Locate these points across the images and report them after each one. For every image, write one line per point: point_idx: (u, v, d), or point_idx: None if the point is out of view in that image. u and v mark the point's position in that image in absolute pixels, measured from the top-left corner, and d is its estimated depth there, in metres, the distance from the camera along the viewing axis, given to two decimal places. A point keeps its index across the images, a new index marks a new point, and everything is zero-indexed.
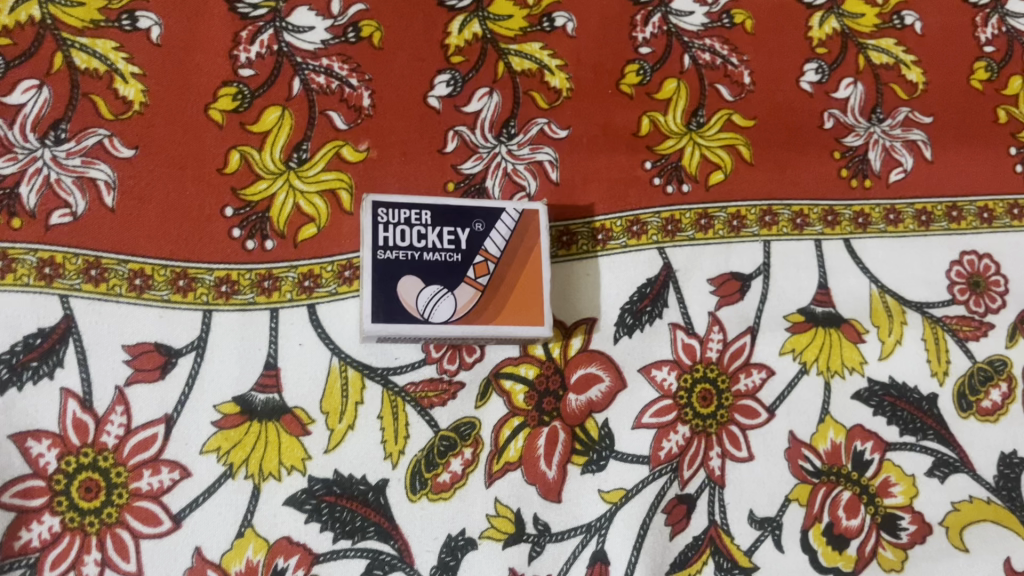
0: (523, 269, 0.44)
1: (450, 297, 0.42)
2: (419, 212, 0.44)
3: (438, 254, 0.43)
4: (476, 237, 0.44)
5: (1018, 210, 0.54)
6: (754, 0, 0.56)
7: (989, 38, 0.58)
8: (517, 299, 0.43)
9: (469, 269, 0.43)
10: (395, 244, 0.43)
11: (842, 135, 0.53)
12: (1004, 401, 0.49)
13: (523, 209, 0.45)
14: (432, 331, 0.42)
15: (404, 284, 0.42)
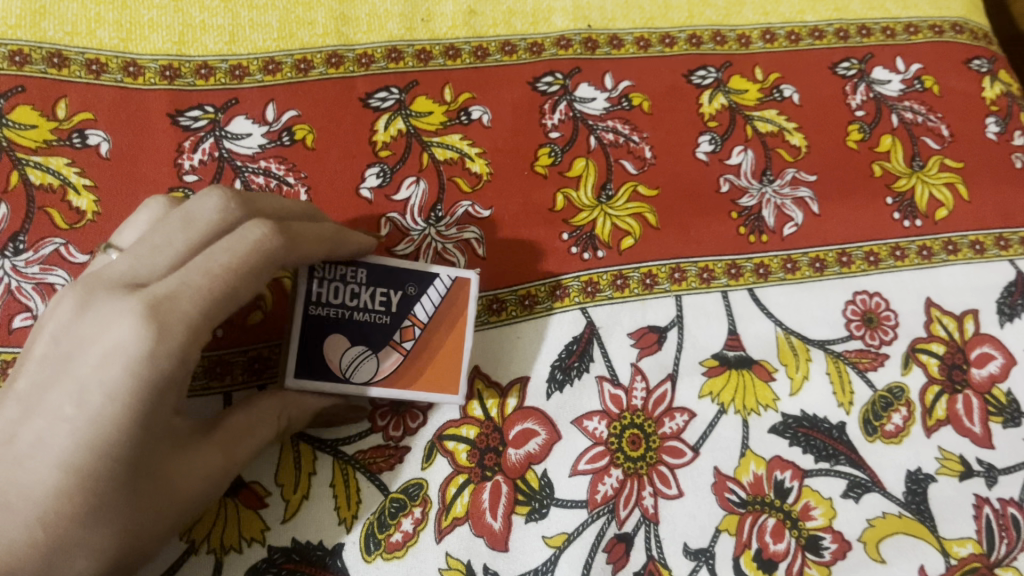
0: (449, 336, 0.47)
1: (373, 359, 0.46)
2: (355, 271, 0.46)
3: (368, 313, 0.46)
4: (408, 300, 0.47)
5: (900, 252, 0.60)
6: (649, 84, 0.62)
7: (860, 104, 0.65)
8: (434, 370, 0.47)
9: (396, 332, 0.46)
10: (328, 301, 0.45)
11: (737, 197, 0.59)
12: (905, 423, 0.54)
13: (455, 277, 0.48)
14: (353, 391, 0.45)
15: (331, 342, 0.45)
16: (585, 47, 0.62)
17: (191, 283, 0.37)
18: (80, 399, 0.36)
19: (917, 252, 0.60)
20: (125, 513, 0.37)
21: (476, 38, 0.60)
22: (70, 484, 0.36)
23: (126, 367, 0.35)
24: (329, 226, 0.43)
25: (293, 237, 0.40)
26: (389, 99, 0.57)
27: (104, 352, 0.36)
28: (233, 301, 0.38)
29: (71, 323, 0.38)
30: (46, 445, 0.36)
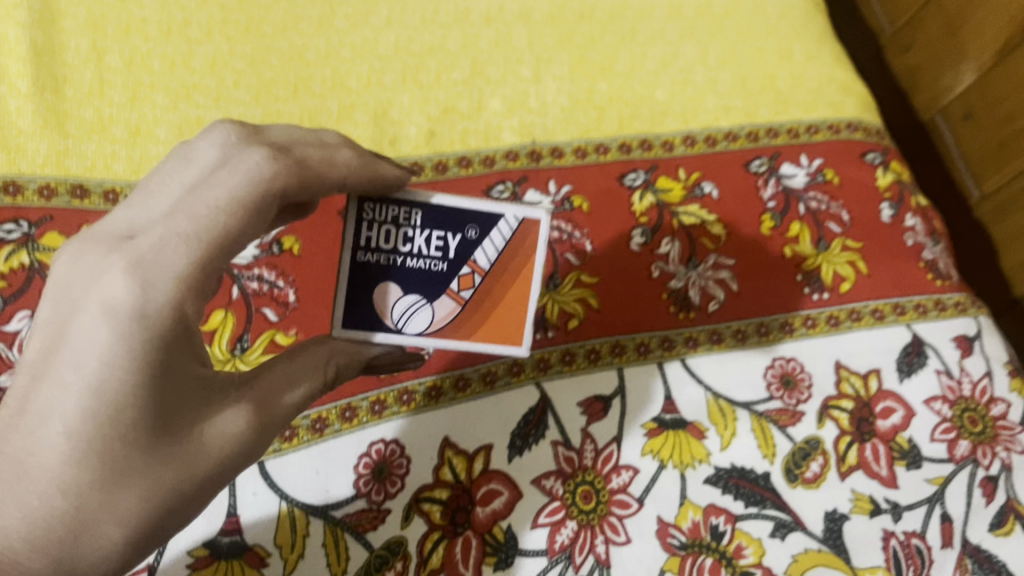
0: (514, 285, 0.50)
1: (427, 309, 0.49)
2: (409, 212, 0.48)
3: (422, 258, 0.48)
4: (466, 244, 0.49)
5: (811, 321, 0.69)
6: (588, 188, 0.72)
7: (771, 195, 0.75)
8: (496, 320, 0.50)
9: (454, 279, 0.49)
10: (378, 246, 0.48)
11: (668, 281, 0.69)
12: (822, 469, 0.63)
13: (520, 218, 0.49)
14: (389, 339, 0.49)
15: (383, 289, 0.48)
16: (531, 158, 0.73)
17: (173, 232, 0.39)
18: (73, 364, 0.37)
19: (826, 321, 0.70)
20: (149, 475, 0.38)
21: (437, 154, 0.71)
22: (81, 451, 0.37)
23: (113, 329, 0.37)
24: (345, 156, 0.46)
25: (293, 164, 0.43)
26: None
27: (83, 319, 0.38)
28: (231, 237, 0.40)
29: (65, 279, 0.39)
30: (53, 413, 0.37)
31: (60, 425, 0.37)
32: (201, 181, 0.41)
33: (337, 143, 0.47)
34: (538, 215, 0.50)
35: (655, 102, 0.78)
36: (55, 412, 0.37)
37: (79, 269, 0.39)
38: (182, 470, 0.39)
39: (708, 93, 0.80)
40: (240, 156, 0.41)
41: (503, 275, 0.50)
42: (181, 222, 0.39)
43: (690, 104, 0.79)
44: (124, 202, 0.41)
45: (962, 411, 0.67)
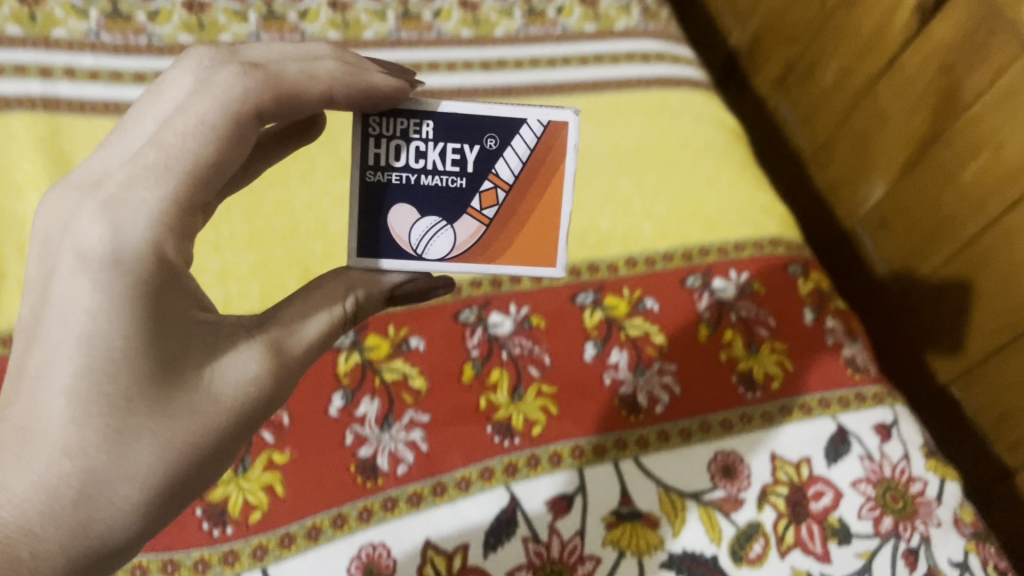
0: (541, 198, 0.58)
1: (450, 230, 0.57)
2: (421, 128, 0.56)
3: (438, 176, 0.56)
4: (484, 153, 0.56)
5: (747, 417, 0.78)
6: (544, 309, 0.82)
7: (706, 306, 0.85)
8: (532, 228, 0.58)
9: (476, 196, 0.57)
10: (392, 164, 0.56)
11: (618, 387, 0.78)
12: (763, 550, 0.71)
13: (545, 121, 0.57)
14: (404, 266, 0.58)
15: (402, 213, 0.57)
16: (493, 286, 0.82)
17: (146, 161, 0.46)
18: (62, 323, 0.43)
19: (761, 416, 0.79)
20: (153, 426, 0.44)
21: None
22: (79, 408, 0.43)
23: (94, 276, 0.44)
24: (325, 66, 0.54)
25: (270, 75, 0.51)
26: (346, 339, 0.75)
27: (75, 269, 0.44)
28: (216, 157, 0.48)
29: (55, 238, 0.46)
30: (51, 371, 0.43)
31: (61, 381, 0.43)
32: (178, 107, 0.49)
33: (318, 57, 0.55)
34: (565, 117, 0.57)
35: (600, 230, 0.89)
36: (55, 369, 0.43)
37: (60, 229, 0.46)
38: (196, 411, 0.46)
39: (645, 220, 0.91)
40: (221, 75, 0.50)
41: (529, 189, 0.57)
42: (153, 157, 0.47)
43: (631, 230, 0.89)
44: (110, 158, 0.50)
45: (885, 490, 0.75)
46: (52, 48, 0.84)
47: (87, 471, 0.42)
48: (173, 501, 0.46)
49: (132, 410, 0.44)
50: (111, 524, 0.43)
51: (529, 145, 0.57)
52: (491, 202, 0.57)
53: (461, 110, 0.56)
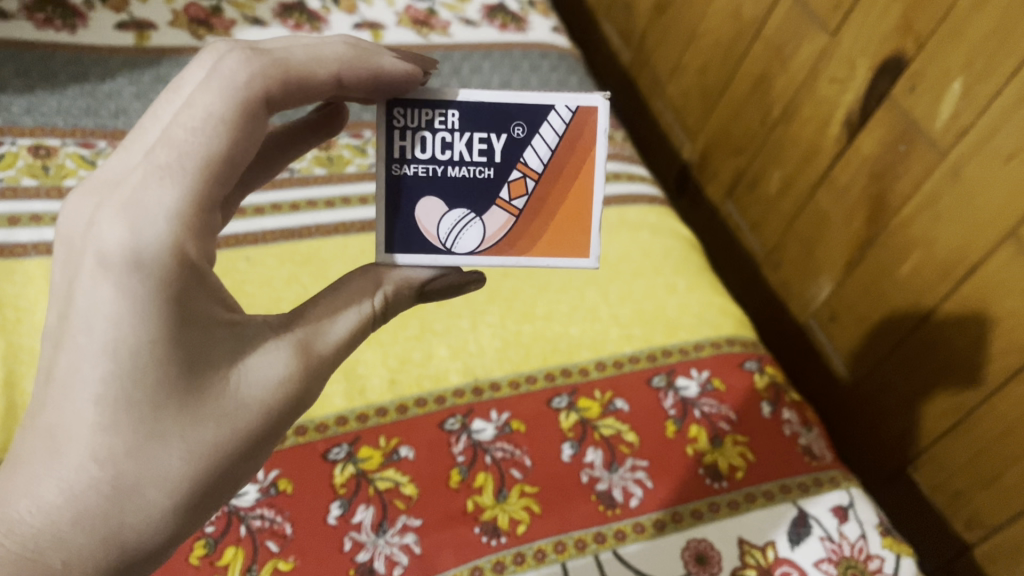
0: (574, 183, 0.66)
1: (479, 224, 0.66)
2: (447, 121, 0.64)
3: (463, 168, 0.65)
4: (509, 142, 0.64)
5: (716, 506, 0.85)
6: (523, 414, 0.88)
7: (672, 404, 0.93)
8: (567, 211, 0.67)
9: (504, 186, 0.65)
10: (422, 159, 0.64)
11: (594, 484, 0.84)
12: None
13: (572, 107, 0.64)
14: (436, 261, 0.67)
15: (434, 206, 0.65)
16: (474, 394, 0.89)
17: (158, 160, 0.53)
18: (88, 330, 0.49)
19: (728, 504, 0.85)
20: (178, 429, 0.50)
21: (399, 398, 0.87)
22: (106, 412, 0.49)
23: (117, 281, 0.50)
24: (326, 53, 0.63)
25: (278, 67, 0.59)
26: (341, 452, 0.81)
27: (103, 268, 0.50)
28: (226, 148, 0.55)
29: (79, 248, 0.52)
30: (79, 379, 0.49)
31: (90, 387, 0.49)
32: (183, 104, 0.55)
33: (320, 42, 0.64)
34: (594, 102, 0.64)
35: (570, 337, 0.97)
36: (86, 376, 0.49)
37: (83, 235, 0.53)
38: (217, 413, 0.52)
39: (612, 326, 0.99)
40: (227, 63, 0.57)
41: (558, 178, 0.66)
42: (165, 155, 0.53)
43: (599, 337, 0.98)
44: (121, 149, 0.56)
45: (846, 568, 0.82)
46: (64, 195, 0.92)
47: (117, 473, 0.48)
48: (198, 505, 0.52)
49: (163, 414, 0.50)
50: (142, 527, 0.49)
51: (556, 132, 0.64)
52: (520, 192, 0.65)
53: (488, 104, 0.64)
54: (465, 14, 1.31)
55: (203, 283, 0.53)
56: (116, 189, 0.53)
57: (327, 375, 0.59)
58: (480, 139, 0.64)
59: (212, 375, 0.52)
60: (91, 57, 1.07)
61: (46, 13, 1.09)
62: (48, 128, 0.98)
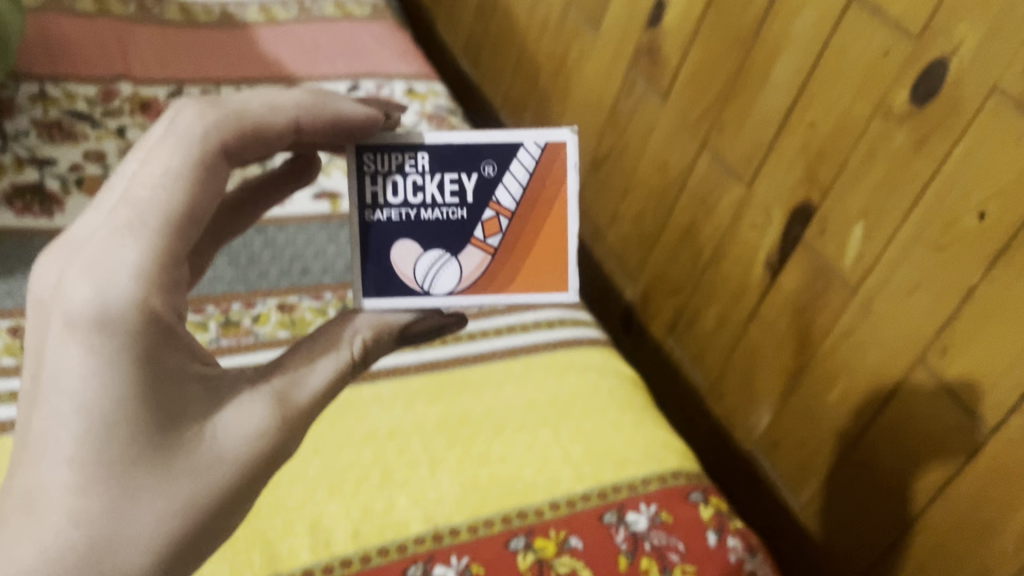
0: (548, 218, 0.82)
1: (455, 263, 0.82)
2: (419, 168, 0.80)
3: (434, 210, 0.81)
4: (478, 181, 0.81)
5: None
6: (482, 558, 0.93)
7: (623, 538, 0.98)
8: (543, 245, 0.83)
9: (476, 225, 0.81)
10: (400, 204, 0.80)
11: None
12: None
13: (540, 143, 0.81)
14: (413, 303, 0.83)
15: (411, 248, 0.81)
16: (434, 540, 0.94)
17: (122, 222, 0.67)
18: (60, 396, 0.62)
19: None
20: (149, 483, 0.62)
21: (362, 549, 0.91)
22: (82, 470, 0.60)
23: (86, 346, 0.62)
24: (285, 105, 0.80)
25: (236, 116, 0.76)
26: None
27: (77, 331, 0.63)
28: (184, 205, 0.69)
29: (45, 320, 0.65)
30: (53, 443, 0.61)
31: (65, 449, 0.60)
32: (142, 170, 0.70)
33: (283, 96, 0.81)
34: (563, 137, 0.82)
35: (524, 479, 1.02)
36: (61, 440, 0.61)
37: (49, 304, 0.66)
38: (184, 465, 0.64)
39: (564, 465, 1.05)
40: (183, 123, 0.73)
41: (532, 213, 0.82)
42: (127, 219, 0.67)
43: (552, 477, 1.03)
44: (89, 217, 0.70)
45: None
46: None
47: (94, 523, 0.60)
48: (171, 550, 0.63)
49: (137, 466, 0.62)
50: None
51: (523, 171, 0.81)
52: (494, 229, 0.81)
53: (456, 149, 0.80)
54: None
55: (167, 346, 0.66)
56: (83, 253, 0.66)
57: (300, 425, 0.72)
58: (450, 184, 0.80)
59: (180, 430, 0.65)
60: None
61: (25, 201, 1.19)
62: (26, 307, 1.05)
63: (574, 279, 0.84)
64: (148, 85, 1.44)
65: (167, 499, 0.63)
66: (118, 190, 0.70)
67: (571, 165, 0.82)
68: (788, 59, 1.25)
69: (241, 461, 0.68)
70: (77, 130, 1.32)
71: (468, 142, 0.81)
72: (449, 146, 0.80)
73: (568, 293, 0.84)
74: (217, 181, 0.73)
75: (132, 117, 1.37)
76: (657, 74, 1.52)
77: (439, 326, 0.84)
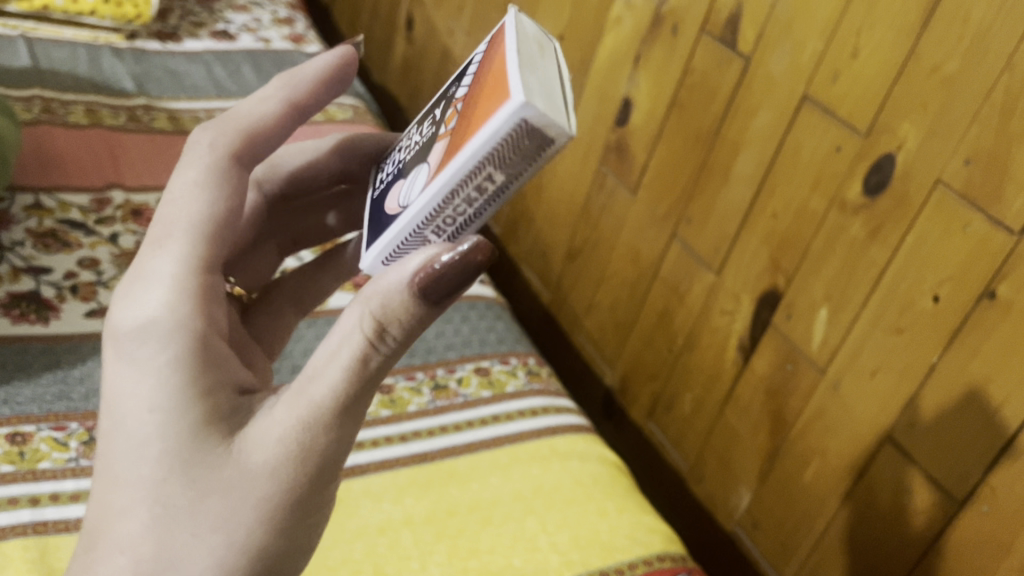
0: (493, 64, 0.64)
1: (425, 169, 0.67)
2: (414, 136, 0.77)
3: (415, 151, 0.73)
4: (446, 103, 0.72)
5: None
6: None
7: None
8: (487, 88, 0.62)
9: (441, 128, 0.69)
10: (393, 169, 0.76)
11: None
12: None
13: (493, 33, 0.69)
14: (403, 231, 0.68)
15: (397, 188, 0.71)
16: None
17: (153, 242, 0.69)
18: (111, 423, 0.63)
19: None
20: (188, 502, 0.60)
21: None
22: (129, 494, 0.61)
23: (124, 370, 0.64)
24: (275, 84, 0.80)
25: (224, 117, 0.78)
26: None
27: (119, 353, 0.65)
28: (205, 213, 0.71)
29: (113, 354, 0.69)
30: (110, 471, 0.62)
31: (117, 475, 0.62)
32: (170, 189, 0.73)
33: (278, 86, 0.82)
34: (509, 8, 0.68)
35: (514, 568, 1.05)
36: (114, 466, 0.62)
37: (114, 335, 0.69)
38: (222, 481, 0.60)
39: (552, 552, 1.08)
40: (198, 141, 0.77)
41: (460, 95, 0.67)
42: (155, 238, 0.70)
43: (540, 565, 1.06)
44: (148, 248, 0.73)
45: None
46: (39, 477, 1.01)
47: (144, 549, 0.59)
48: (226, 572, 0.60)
49: (167, 483, 0.60)
50: None
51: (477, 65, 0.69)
52: (453, 118, 0.67)
53: (439, 103, 0.76)
54: None
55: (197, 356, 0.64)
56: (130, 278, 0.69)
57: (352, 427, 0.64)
58: (426, 130, 0.74)
59: (216, 439, 0.61)
60: (62, 345, 1.19)
61: (22, 309, 1.22)
62: (24, 415, 1.08)
63: (519, 80, 0.58)
64: (139, 192, 1.50)
65: (203, 514, 0.60)
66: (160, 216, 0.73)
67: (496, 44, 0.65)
68: (747, 155, 1.33)
69: (276, 472, 0.61)
70: (71, 239, 1.37)
71: (444, 92, 0.75)
72: (432, 107, 0.77)
73: (511, 99, 0.57)
74: (241, 190, 0.75)
75: (125, 224, 1.42)
76: (625, 169, 1.60)
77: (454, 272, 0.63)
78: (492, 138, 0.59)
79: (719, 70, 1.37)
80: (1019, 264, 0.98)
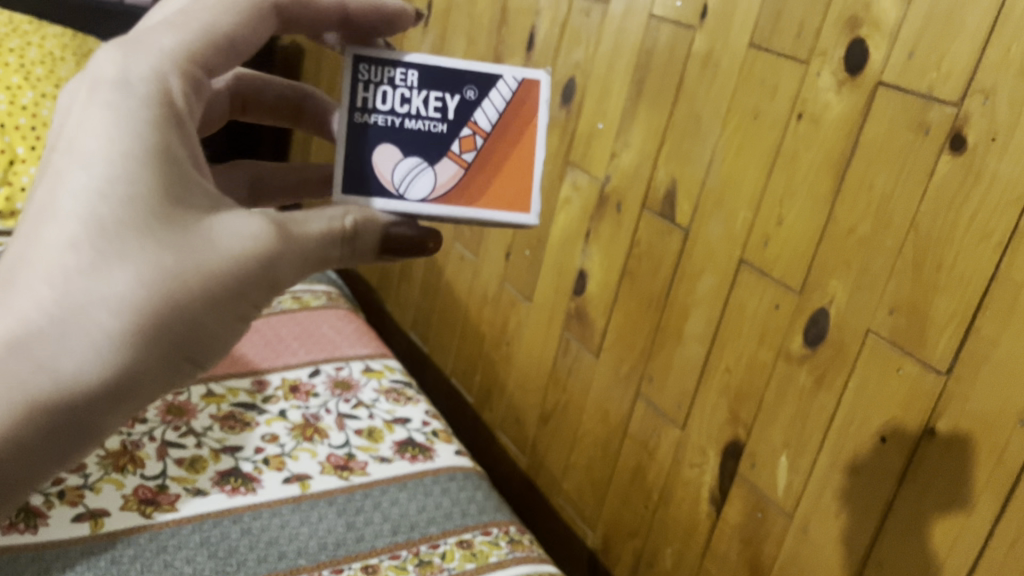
0: (513, 151, 0.95)
1: (417, 177, 0.92)
2: (405, 81, 0.94)
3: (412, 117, 0.93)
4: (451, 102, 0.94)
5: None
6: None
7: None
8: (498, 183, 0.94)
9: (455, 143, 0.94)
10: (378, 109, 0.93)
11: None
12: None
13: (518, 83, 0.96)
14: (387, 202, 0.92)
15: (383, 157, 0.92)
16: None
17: (302, 267, 0.79)
18: (164, 315, 0.70)
19: None
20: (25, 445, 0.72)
21: None
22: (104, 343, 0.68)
23: (198, 316, 0.72)
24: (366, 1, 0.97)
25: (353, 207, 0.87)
26: None
27: (210, 284, 0.72)
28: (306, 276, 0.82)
29: (228, 251, 0.73)
30: (123, 308, 0.68)
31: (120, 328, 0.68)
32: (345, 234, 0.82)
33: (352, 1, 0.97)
34: (538, 79, 0.96)
35: None
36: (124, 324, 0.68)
37: (240, 250, 0.74)
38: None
39: None
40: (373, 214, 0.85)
41: (499, 156, 0.94)
42: (302, 268, 0.79)
43: None
44: (312, 219, 0.80)
45: None
46: None
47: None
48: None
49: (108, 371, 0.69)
50: None
51: (500, 100, 0.95)
52: (469, 146, 0.94)
53: (448, 68, 0.95)
54: (379, 452, 1.55)
55: (211, 248, 0.72)
56: (283, 250, 0.76)
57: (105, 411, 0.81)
58: (435, 101, 0.94)
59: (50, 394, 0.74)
60: (51, 552, 1.21)
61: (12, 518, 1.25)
62: None
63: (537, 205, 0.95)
64: None
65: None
66: (322, 223, 0.80)
67: (540, 99, 0.96)
68: (696, 315, 1.44)
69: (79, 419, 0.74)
70: None
71: (454, 70, 0.95)
72: (436, 70, 0.94)
73: (529, 215, 0.94)
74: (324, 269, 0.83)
75: None
76: (587, 334, 1.70)
77: (410, 253, 0.89)
78: (500, 222, 0.94)
79: (662, 240, 1.50)
80: (950, 401, 1.07)
